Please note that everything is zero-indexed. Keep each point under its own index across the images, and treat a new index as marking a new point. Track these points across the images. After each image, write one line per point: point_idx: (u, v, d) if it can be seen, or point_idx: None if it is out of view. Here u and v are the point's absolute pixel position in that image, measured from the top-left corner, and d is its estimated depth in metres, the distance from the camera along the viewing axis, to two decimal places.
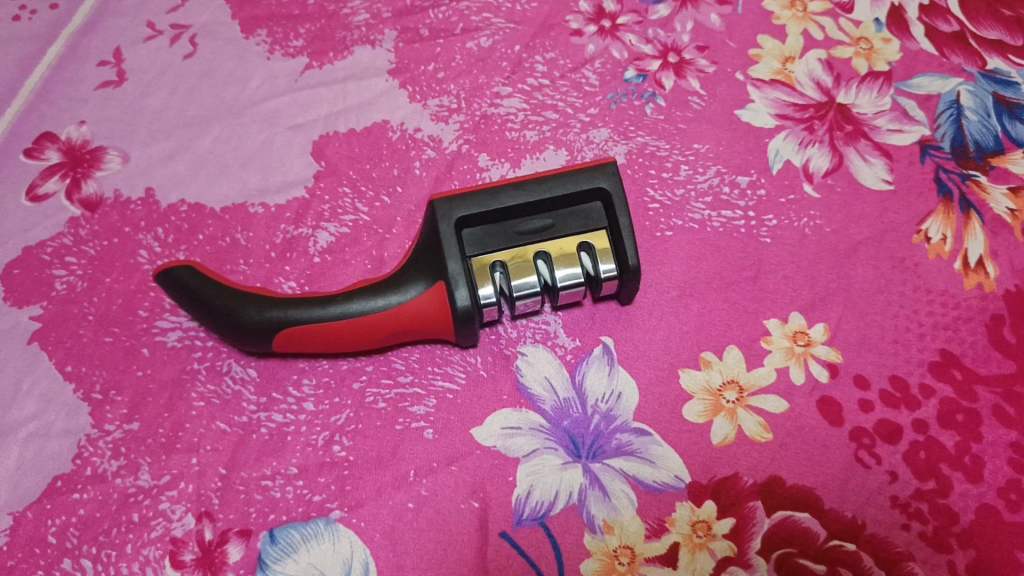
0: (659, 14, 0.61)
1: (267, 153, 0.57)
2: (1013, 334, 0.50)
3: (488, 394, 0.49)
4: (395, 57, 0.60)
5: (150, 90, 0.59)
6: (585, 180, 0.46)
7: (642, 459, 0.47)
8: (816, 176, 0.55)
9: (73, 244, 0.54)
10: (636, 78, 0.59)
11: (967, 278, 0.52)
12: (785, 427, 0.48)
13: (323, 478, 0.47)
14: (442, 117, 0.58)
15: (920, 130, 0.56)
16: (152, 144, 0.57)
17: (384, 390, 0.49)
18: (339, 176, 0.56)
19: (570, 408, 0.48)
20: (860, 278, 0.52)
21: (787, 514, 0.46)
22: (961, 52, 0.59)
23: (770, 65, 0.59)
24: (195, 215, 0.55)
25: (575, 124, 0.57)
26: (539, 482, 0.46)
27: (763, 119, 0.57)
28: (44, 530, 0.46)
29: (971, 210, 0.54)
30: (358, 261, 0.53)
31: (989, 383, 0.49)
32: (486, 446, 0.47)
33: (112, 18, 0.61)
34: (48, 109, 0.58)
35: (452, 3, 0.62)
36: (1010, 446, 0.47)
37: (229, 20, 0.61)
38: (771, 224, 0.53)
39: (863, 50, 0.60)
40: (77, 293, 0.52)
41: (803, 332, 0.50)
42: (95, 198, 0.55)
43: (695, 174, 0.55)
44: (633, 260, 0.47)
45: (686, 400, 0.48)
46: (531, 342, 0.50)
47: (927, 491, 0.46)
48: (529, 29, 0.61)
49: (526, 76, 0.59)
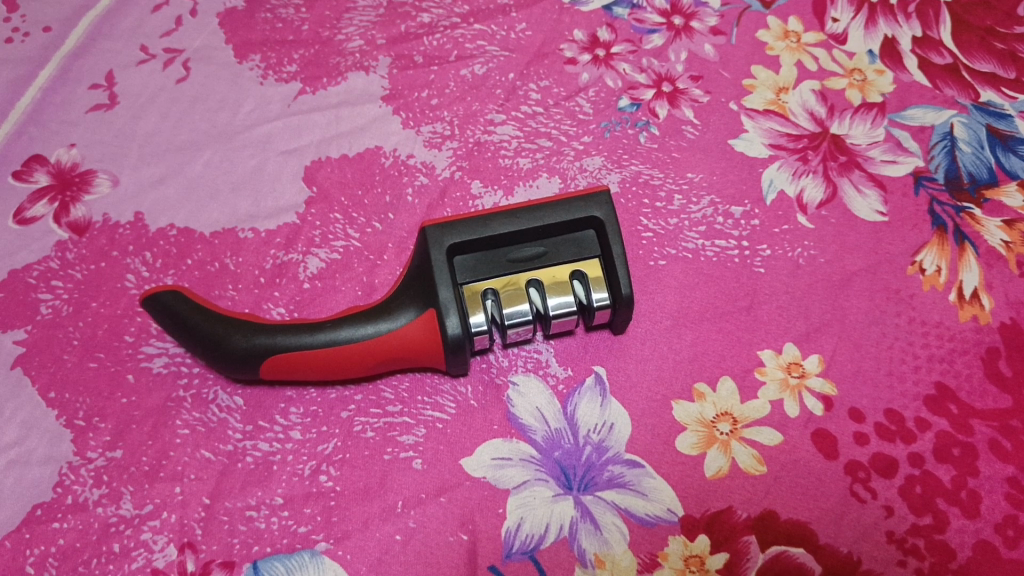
0: (653, 43, 0.61)
1: (258, 178, 0.56)
2: (1009, 367, 0.50)
3: (479, 424, 0.48)
4: (389, 83, 0.60)
5: (141, 115, 0.58)
6: (578, 208, 0.46)
7: (634, 492, 0.46)
8: (809, 207, 0.55)
9: (60, 268, 0.53)
10: (629, 107, 0.59)
11: (961, 310, 0.51)
12: (780, 460, 0.47)
13: (309, 508, 0.46)
14: (435, 143, 0.57)
15: (914, 162, 0.56)
16: (143, 169, 0.57)
17: (373, 420, 0.48)
18: (330, 202, 0.55)
19: (562, 439, 0.48)
20: (855, 310, 0.51)
21: (782, 549, 0.45)
22: (954, 84, 0.59)
23: (764, 95, 0.59)
24: (184, 239, 0.54)
25: (569, 152, 0.57)
26: (530, 515, 0.45)
27: (757, 149, 0.57)
28: (22, 560, 0.45)
29: (966, 242, 0.53)
30: (349, 287, 0.52)
31: (985, 418, 0.48)
32: (476, 477, 0.46)
33: (104, 42, 0.61)
34: (38, 132, 0.57)
35: (447, 30, 0.62)
36: (1007, 480, 0.47)
37: (223, 45, 0.61)
38: (765, 254, 0.53)
39: (857, 81, 0.60)
40: (62, 317, 0.52)
41: (797, 364, 0.50)
42: (83, 222, 0.54)
43: (688, 204, 0.55)
44: (627, 289, 0.46)
45: (679, 431, 0.48)
46: (523, 371, 0.50)
47: (923, 527, 0.46)
48: (523, 57, 0.61)
49: (520, 103, 0.59)
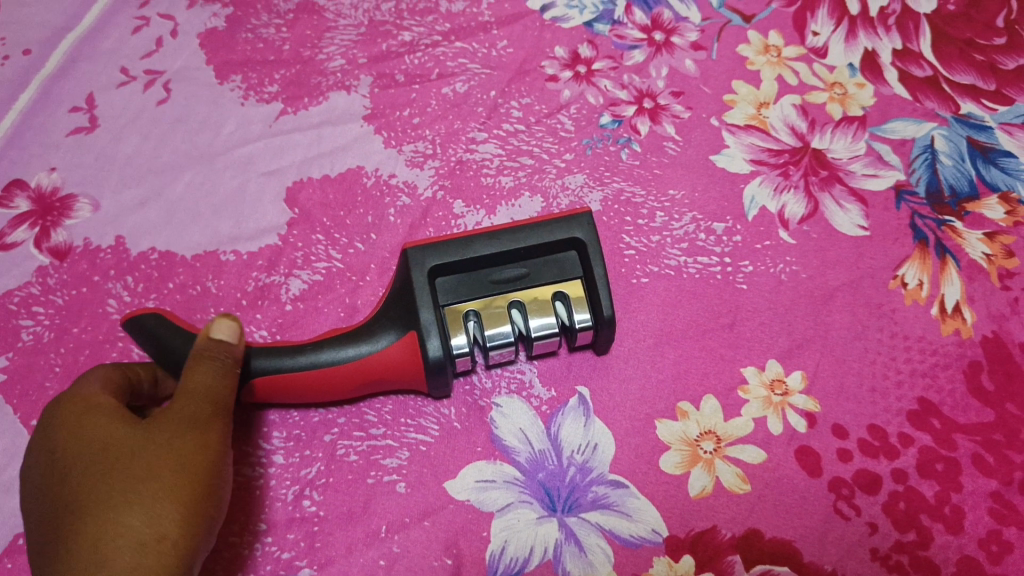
0: (634, 60, 0.61)
1: (239, 200, 0.56)
2: (991, 381, 0.50)
3: (462, 446, 0.48)
4: (370, 102, 0.60)
5: (122, 137, 0.58)
6: (559, 229, 0.46)
7: (619, 513, 0.46)
8: (791, 222, 0.55)
9: (41, 293, 0.53)
10: (611, 124, 0.59)
11: (943, 324, 0.52)
12: (764, 478, 0.47)
13: (293, 534, 0.46)
14: (417, 162, 0.57)
15: (895, 176, 0.56)
16: (123, 192, 0.56)
17: (357, 443, 0.48)
18: (312, 223, 0.55)
19: (545, 461, 0.47)
20: (837, 325, 0.51)
21: (767, 569, 0.45)
22: (934, 97, 0.59)
23: (745, 110, 0.59)
24: (166, 263, 0.54)
25: (551, 170, 0.57)
26: (514, 538, 0.45)
27: (738, 164, 0.57)
28: None
29: (947, 256, 0.53)
30: (331, 309, 0.53)
31: (967, 432, 0.48)
32: (460, 500, 0.46)
33: (85, 63, 0.60)
34: (18, 156, 0.57)
35: (428, 48, 0.62)
36: (990, 495, 0.47)
37: (204, 66, 0.61)
38: (747, 270, 0.53)
39: (838, 95, 0.60)
40: (43, 343, 0.51)
41: (780, 380, 0.50)
42: (64, 246, 0.54)
43: (670, 221, 0.55)
44: (608, 310, 0.46)
45: (663, 451, 0.48)
46: (506, 393, 0.49)
47: (907, 543, 0.46)
48: (504, 74, 0.61)
49: (501, 121, 0.59)
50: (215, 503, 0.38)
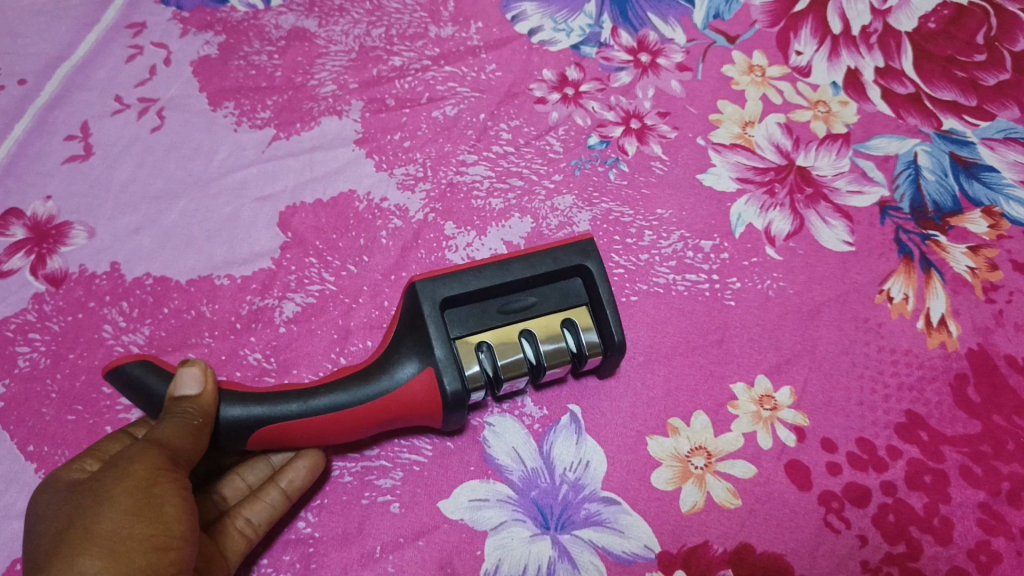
0: (621, 81, 0.62)
1: (233, 224, 0.57)
2: (977, 393, 0.51)
3: (455, 465, 0.48)
4: (362, 126, 0.60)
5: (117, 165, 0.59)
6: (566, 257, 0.47)
7: (611, 529, 0.46)
8: (777, 239, 0.55)
9: (38, 320, 0.53)
10: (599, 145, 0.59)
11: (929, 337, 0.52)
12: (754, 492, 0.48)
13: (288, 556, 0.46)
14: (408, 185, 0.58)
15: (879, 192, 0.57)
16: (118, 219, 0.57)
17: (352, 464, 0.48)
18: (305, 247, 0.56)
19: (538, 479, 0.48)
20: (824, 340, 0.52)
21: None
22: (916, 114, 0.60)
23: (731, 129, 0.60)
24: (160, 288, 0.55)
25: (540, 191, 0.58)
26: (508, 556, 0.46)
27: (724, 183, 0.58)
28: None
29: (932, 269, 0.54)
30: (324, 331, 0.53)
31: (954, 444, 0.49)
32: (454, 519, 0.47)
33: (79, 92, 0.61)
34: (14, 185, 0.58)
35: (418, 73, 0.63)
36: (979, 506, 0.47)
37: (197, 93, 0.61)
38: (735, 287, 0.54)
39: (822, 113, 0.61)
40: (40, 369, 0.52)
41: (769, 396, 0.50)
42: (60, 274, 0.55)
43: (658, 239, 0.55)
44: (619, 335, 0.47)
45: (654, 467, 0.48)
46: (499, 412, 0.50)
47: (896, 555, 0.46)
48: (493, 97, 0.62)
49: (491, 144, 0.60)
50: (167, 537, 0.38)
